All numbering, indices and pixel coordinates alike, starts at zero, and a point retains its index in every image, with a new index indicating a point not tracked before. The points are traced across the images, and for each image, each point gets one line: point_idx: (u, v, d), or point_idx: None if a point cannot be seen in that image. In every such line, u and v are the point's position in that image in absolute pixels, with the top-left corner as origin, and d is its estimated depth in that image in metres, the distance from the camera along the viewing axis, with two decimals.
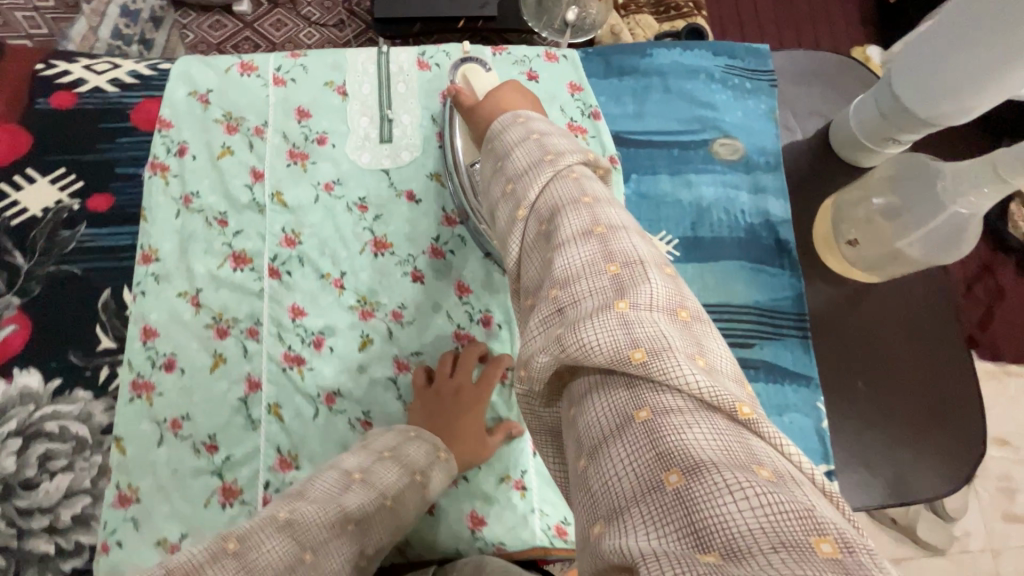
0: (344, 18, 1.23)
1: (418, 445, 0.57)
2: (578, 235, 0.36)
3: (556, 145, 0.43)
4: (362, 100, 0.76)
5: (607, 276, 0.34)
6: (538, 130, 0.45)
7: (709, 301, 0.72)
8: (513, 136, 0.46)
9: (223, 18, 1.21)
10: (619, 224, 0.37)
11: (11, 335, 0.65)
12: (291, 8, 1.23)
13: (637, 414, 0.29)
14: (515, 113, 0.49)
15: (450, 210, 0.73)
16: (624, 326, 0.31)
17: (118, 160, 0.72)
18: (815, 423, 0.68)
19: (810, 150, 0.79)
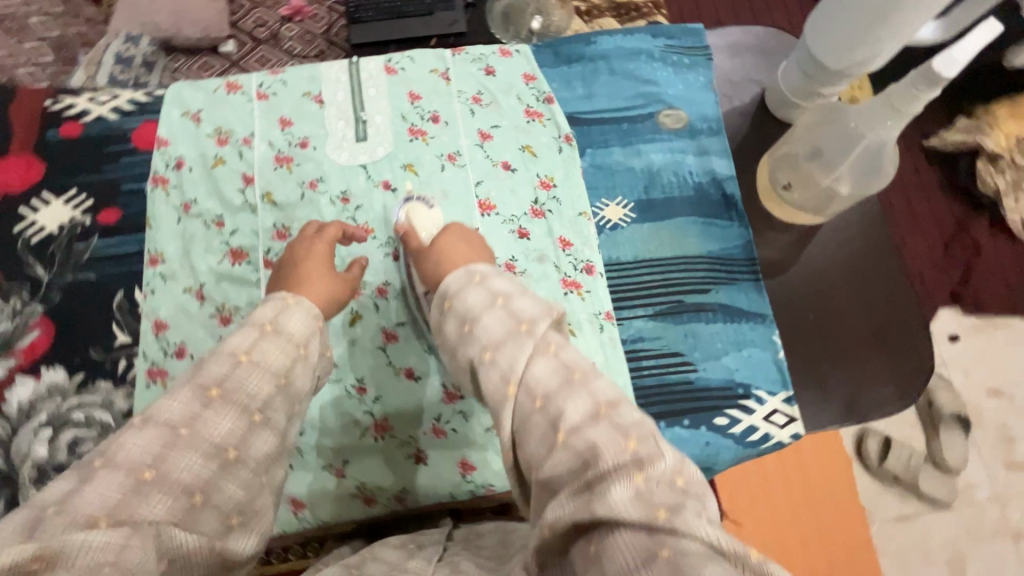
0: (325, 48, 1.28)
1: (265, 304, 0.52)
2: (587, 421, 0.40)
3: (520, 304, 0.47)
4: (337, 106, 0.84)
5: (626, 451, 0.38)
6: (501, 291, 0.48)
7: (665, 255, 0.78)
8: (477, 298, 0.48)
9: (210, 58, 1.26)
10: (617, 399, 0.42)
11: (36, 339, 0.72)
12: (275, 44, 1.28)
13: (657, 515, 0.34)
14: (469, 269, 0.51)
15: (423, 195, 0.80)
16: (639, 480, 0.36)
17: (122, 177, 0.80)
18: (772, 355, 0.74)
19: (748, 114, 0.87)
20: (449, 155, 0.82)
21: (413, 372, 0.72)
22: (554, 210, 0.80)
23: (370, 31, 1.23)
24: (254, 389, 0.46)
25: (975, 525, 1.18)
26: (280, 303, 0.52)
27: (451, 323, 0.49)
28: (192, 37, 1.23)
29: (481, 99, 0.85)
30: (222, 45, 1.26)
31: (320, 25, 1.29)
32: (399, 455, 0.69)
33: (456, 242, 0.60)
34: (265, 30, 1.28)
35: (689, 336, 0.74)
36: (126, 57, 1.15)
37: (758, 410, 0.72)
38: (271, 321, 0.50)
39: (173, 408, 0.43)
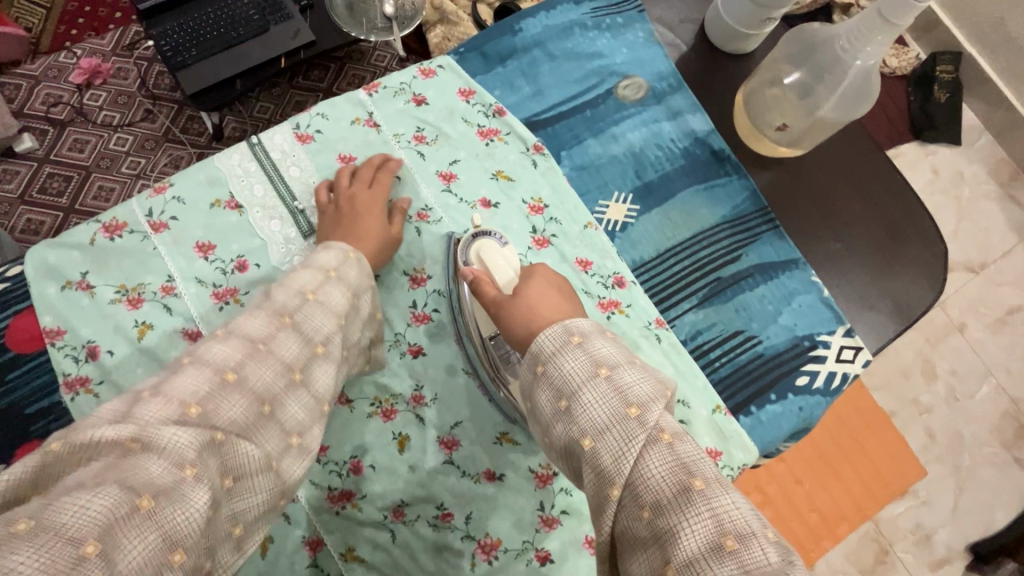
0: (150, 107, 1.11)
1: (307, 272, 0.52)
2: (651, 455, 0.36)
3: (608, 354, 0.40)
4: (260, 204, 0.67)
5: (693, 489, 0.34)
6: (605, 359, 0.40)
7: (684, 236, 0.73)
8: (577, 367, 0.40)
9: (10, 165, 1.05)
10: (677, 428, 0.38)
11: None
12: (84, 120, 1.09)
13: (725, 543, 0.32)
14: (565, 325, 0.42)
15: (414, 270, 0.68)
16: (713, 516, 0.33)
17: (24, 398, 0.60)
18: (818, 296, 0.73)
19: (698, 56, 0.81)
20: (419, 212, 0.69)
21: (494, 471, 0.63)
22: (558, 233, 0.71)
23: (202, 74, 1.00)
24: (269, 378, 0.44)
25: (929, 331, 1.24)
26: (321, 274, 0.52)
27: (544, 396, 0.40)
28: None
29: (425, 137, 0.72)
30: (18, 143, 1.05)
31: (132, 83, 1.12)
32: (521, 566, 0.61)
33: (549, 291, 0.50)
34: (65, 108, 1.09)
35: (741, 309, 0.71)
36: None
37: (829, 355, 0.71)
38: (314, 290, 0.51)
39: (189, 382, 0.40)
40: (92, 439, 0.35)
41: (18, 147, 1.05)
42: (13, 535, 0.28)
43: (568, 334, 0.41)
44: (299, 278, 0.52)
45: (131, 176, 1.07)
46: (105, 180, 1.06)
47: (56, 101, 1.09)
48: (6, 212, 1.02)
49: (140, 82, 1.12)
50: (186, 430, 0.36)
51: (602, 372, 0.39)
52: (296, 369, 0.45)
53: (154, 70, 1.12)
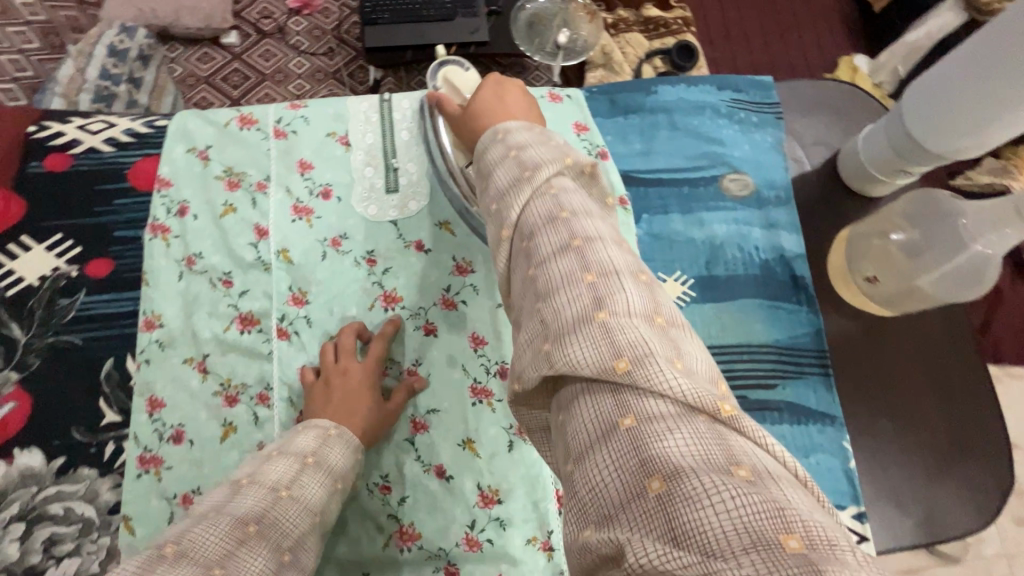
0: (333, 46, 1.36)
1: (307, 434, 0.57)
2: (558, 254, 0.35)
3: (537, 160, 0.41)
4: (366, 151, 0.74)
5: (584, 285, 0.33)
6: (516, 145, 0.42)
7: (727, 341, 0.70)
8: (493, 157, 0.43)
9: (210, 49, 1.33)
10: (596, 236, 0.36)
11: (10, 413, 0.62)
12: (280, 38, 1.35)
13: (621, 422, 0.29)
14: (494, 128, 0.45)
15: (461, 259, 0.71)
16: (613, 390, 0.30)
17: (115, 222, 0.70)
18: (841, 464, 0.67)
19: (820, 182, 0.78)
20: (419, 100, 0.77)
21: (444, 470, 0.64)
22: None
23: (385, 33, 1.23)
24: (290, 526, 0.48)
25: None
26: (322, 435, 0.57)
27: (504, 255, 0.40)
28: (192, 27, 1.28)
29: None
30: (225, 36, 1.33)
31: (330, 22, 1.37)
32: (427, 569, 0.61)
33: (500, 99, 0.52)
34: (271, 23, 1.35)
35: None
36: (119, 49, 1.15)
37: None
38: (314, 453, 0.55)
39: None
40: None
41: (223, 38, 1.33)
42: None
43: (507, 149, 0.43)
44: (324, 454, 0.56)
45: (291, 92, 1.32)
46: (271, 91, 1.33)
47: (268, 16, 1.36)
48: (190, 84, 1.31)
49: (336, 25, 1.37)
50: None
51: (551, 190, 0.39)
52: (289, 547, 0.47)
53: (349, 18, 1.37)
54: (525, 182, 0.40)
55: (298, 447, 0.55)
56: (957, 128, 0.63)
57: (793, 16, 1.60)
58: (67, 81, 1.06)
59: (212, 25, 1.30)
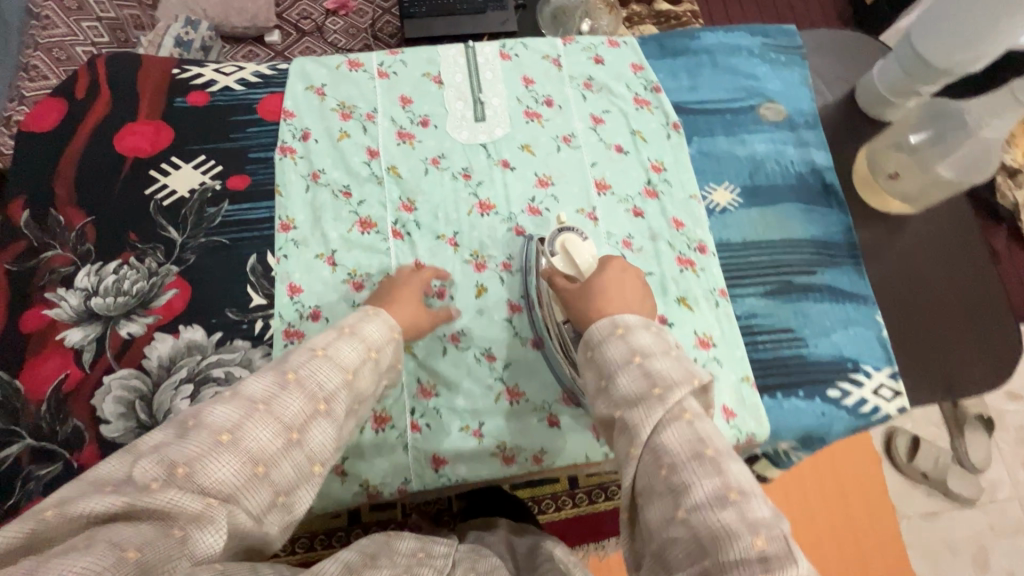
0: (368, 43, 1.51)
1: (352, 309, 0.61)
2: (714, 505, 0.43)
3: (664, 375, 0.49)
4: (456, 87, 0.87)
5: (753, 548, 0.41)
6: (640, 349, 0.51)
7: (772, 238, 0.82)
8: (615, 353, 0.51)
9: (254, 47, 1.48)
10: (749, 490, 0.44)
11: (174, 297, 0.74)
12: (318, 36, 1.51)
13: None
14: (614, 319, 0.54)
15: (542, 174, 0.84)
16: None
17: (250, 146, 0.82)
18: (876, 334, 0.78)
19: (841, 110, 0.92)
20: (565, 137, 0.86)
21: (540, 342, 0.75)
22: (666, 192, 0.84)
23: (422, 25, 1.40)
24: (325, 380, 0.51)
25: None
26: (362, 312, 0.60)
27: (592, 378, 0.53)
28: (239, 26, 1.43)
29: (592, 85, 0.89)
30: (267, 36, 1.48)
31: (364, 21, 1.53)
32: (533, 419, 0.71)
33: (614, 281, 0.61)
34: (310, 23, 1.51)
35: (799, 314, 0.79)
36: (184, 40, 1.32)
37: (867, 384, 0.76)
38: (350, 324, 0.57)
39: (220, 412, 0.46)
40: (80, 510, 0.41)
41: (267, 37, 1.48)
42: (123, 564, 0.39)
43: (631, 351, 0.51)
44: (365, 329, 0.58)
45: None
46: None
47: (306, 16, 1.52)
48: None
49: (370, 24, 1.53)
50: (225, 460, 0.44)
51: (685, 417, 0.47)
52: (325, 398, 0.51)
53: (382, 17, 1.53)
54: (659, 401, 0.48)
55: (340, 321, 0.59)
56: (957, 47, 0.77)
57: (791, 7, 1.77)
58: None
59: (257, 23, 1.44)
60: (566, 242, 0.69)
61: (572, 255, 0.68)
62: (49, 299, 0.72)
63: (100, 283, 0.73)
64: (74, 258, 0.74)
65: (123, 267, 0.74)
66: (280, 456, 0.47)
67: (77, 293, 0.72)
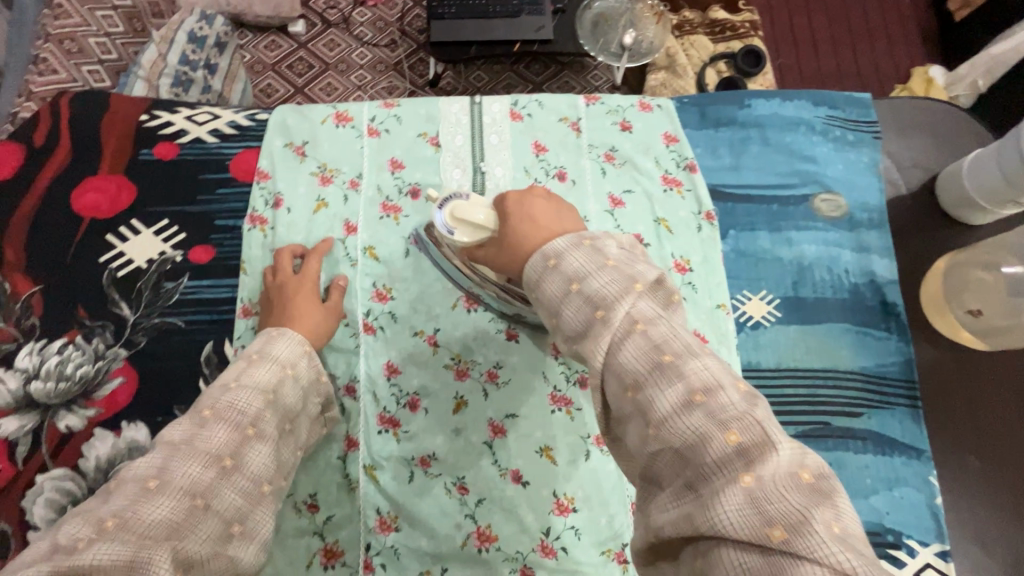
0: (396, 38, 1.40)
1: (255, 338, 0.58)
2: (679, 412, 0.33)
3: (606, 294, 0.38)
4: (454, 152, 0.75)
5: (727, 446, 0.31)
6: (576, 274, 0.40)
7: (811, 365, 0.69)
8: (554, 290, 0.40)
9: (277, 37, 1.38)
10: (715, 383, 0.34)
11: (119, 387, 0.66)
12: (345, 28, 1.39)
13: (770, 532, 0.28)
14: (544, 251, 0.43)
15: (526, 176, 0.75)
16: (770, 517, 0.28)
17: (217, 211, 0.73)
18: (926, 499, 0.65)
19: (916, 206, 0.76)
20: None
21: (521, 476, 0.65)
22: (688, 299, 0.71)
23: (450, 27, 1.24)
24: (244, 405, 0.51)
25: None
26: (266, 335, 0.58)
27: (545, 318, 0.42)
28: (262, 15, 1.32)
29: (614, 158, 0.76)
30: (292, 26, 1.37)
31: (394, 14, 1.41)
32: (503, 571, 0.62)
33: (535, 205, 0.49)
34: (337, 14, 1.39)
35: (834, 466, 0.66)
36: (199, 36, 1.17)
37: (909, 564, 0.63)
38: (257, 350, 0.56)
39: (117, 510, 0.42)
40: None
41: (291, 27, 1.36)
42: None
43: (565, 281, 0.40)
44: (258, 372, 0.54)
45: (354, 83, 1.36)
46: (335, 80, 1.36)
47: (333, 6, 1.40)
48: (259, 71, 1.35)
49: (399, 17, 1.41)
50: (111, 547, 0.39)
51: (638, 328, 0.36)
52: (229, 453, 0.48)
53: (412, 11, 1.41)
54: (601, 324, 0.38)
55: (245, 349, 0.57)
56: None
57: (867, 18, 1.53)
58: (148, 65, 1.08)
59: (281, 13, 1.33)
60: (457, 211, 0.54)
61: (469, 220, 0.53)
62: None
63: (42, 365, 0.66)
64: (17, 334, 0.67)
65: (67, 347, 0.67)
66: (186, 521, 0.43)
67: (16, 375, 0.66)
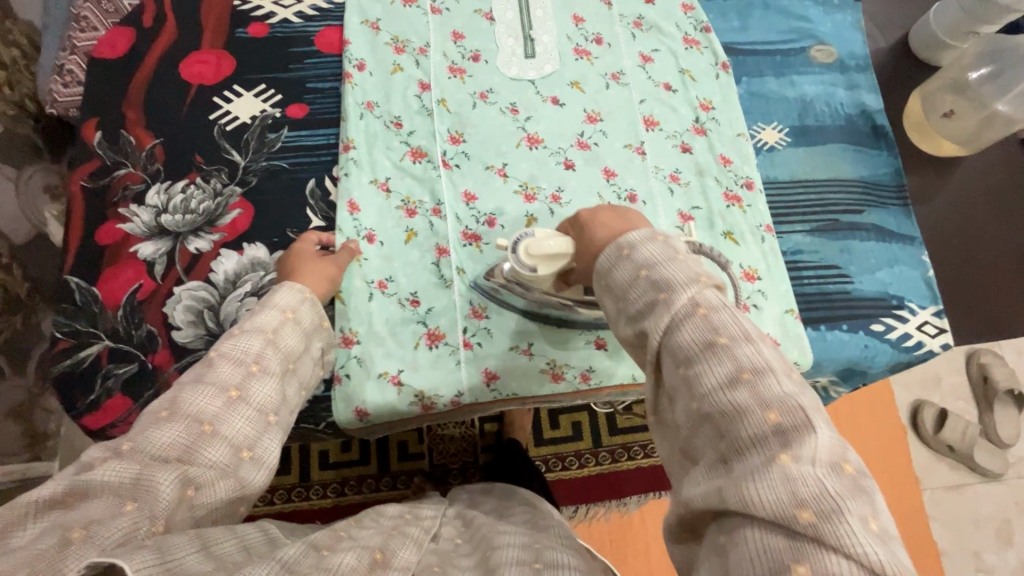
0: None
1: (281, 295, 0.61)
2: (725, 387, 0.38)
3: (672, 280, 0.43)
4: (507, 24, 0.88)
5: (766, 424, 0.35)
6: (646, 262, 0.45)
7: (819, 177, 0.83)
8: (623, 275, 0.46)
9: None
10: (764, 367, 0.38)
11: (238, 217, 0.77)
12: None
13: (797, 567, 0.31)
14: (617, 243, 0.48)
15: (475, 50, 0.87)
16: (789, 483, 0.33)
17: (308, 76, 0.84)
18: (922, 274, 0.79)
19: (894, 56, 0.91)
20: (613, 74, 0.87)
21: None
22: (714, 130, 0.84)
23: None
24: (245, 347, 0.53)
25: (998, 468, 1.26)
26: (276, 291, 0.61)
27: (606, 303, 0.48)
28: None
29: (642, 24, 0.89)
30: None
31: None
32: (581, 343, 0.73)
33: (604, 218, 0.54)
34: None
35: (845, 251, 0.79)
36: None
37: (912, 320, 0.76)
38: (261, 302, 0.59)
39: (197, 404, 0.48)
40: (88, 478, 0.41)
41: None
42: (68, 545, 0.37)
43: (637, 268, 0.45)
44: (258, 319, 0.57)
45: None
46: None
47: None
48: None
49: None
50: (169, 430, 0.45)
51: (700, 312, 0.41)
52: (235, 386, 0.50)
53: None
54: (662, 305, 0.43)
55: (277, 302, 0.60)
56: None
57: None
58: None
59: None
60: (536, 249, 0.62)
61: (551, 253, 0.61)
62: (122, 214, 0.76)
63: (169, 202, 0.77)
64: (145, 177, 0.78)
65: (190, 187, 0.78)
66: (225, 413, 0.48)
67: (148, 210, 0.76)
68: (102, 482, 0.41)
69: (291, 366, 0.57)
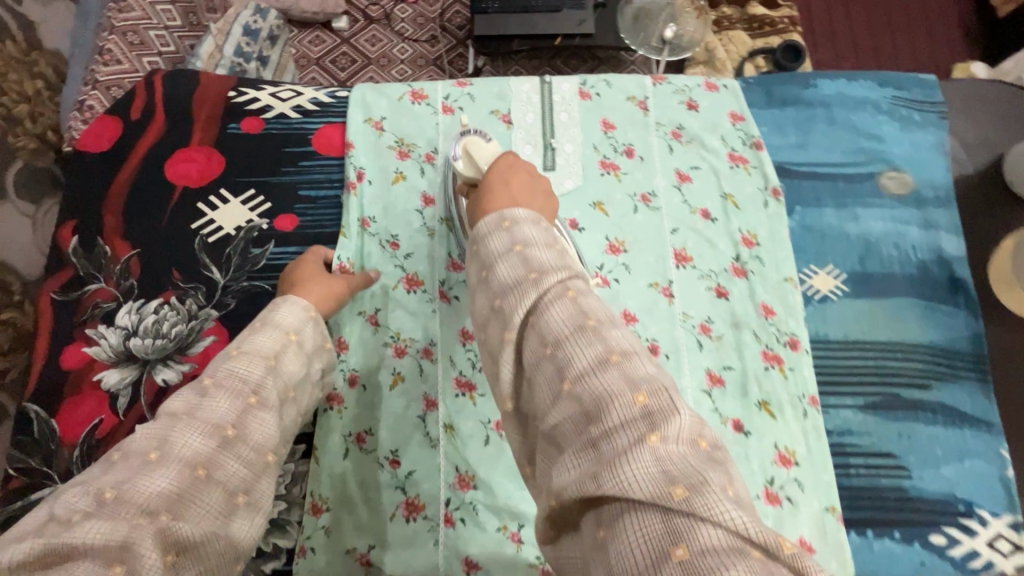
0: (436, 33, 1.42)
1: (287, 309, 0.57)
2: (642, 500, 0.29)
3: (543, 261, 0.38)
4: (526, 128, 0.78)
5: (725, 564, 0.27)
6: (522, 237, 0.40)
7: (880, 338, 0.70)
8: (495, 245, 0.40)
9: (322, 33, 1.41)
10: (632, 349, 0.35)
11: (211, 345, 0.69)
12: (387, 24, 1.43)
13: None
14: (501, 212, 0.42)
15: None
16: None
17: (302, 182, 0.77)
18: (997, 471, 0.65)
19: (984, 185, 0.77)
20: (644, 195, 0.75)
21: None
22: (757, 272, 0.72)
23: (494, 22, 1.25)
24: (245, 373, 0.50)
25: None
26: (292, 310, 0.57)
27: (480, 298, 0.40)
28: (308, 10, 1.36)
29: (681, 135, 0.78)
30: (336, 21, 1.41)
31: (434, 10, 1.44)
32: None
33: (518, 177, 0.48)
34: (378, 9, 1.43)
35: (903, 436, 0.66)
36: (253, 30, 1.10)
37: (981, 533, 0.63)
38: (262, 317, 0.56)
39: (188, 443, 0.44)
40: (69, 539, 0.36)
41: (335, 23, 1.40)
42: None
43: (511, 241, 0.40)
44: (259, 341, 0.53)
45: (395, 77, 1.39)
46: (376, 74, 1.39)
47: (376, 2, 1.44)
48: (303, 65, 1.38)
49: (439, 14, 1.44)
50: (160, 474, 0.42)
51: (568, 294, 0.37)
52: (233, 423, 0.47)
53: (452, 7, 1.44)
54: (529, 283, 0.37)
55: (280, 320, 0.56)
56: None
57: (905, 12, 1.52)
58: (205, 57, 1.03)
59: (326, 9, 1.37)
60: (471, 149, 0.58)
61: (476, 159, 0.57)
62: (89, 335, 0.70)
63: (140, 323, 0.70)
64: (117, 294, 0.71)
65: (163, 307, 0.71)
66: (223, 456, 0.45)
67: (116, 332, 0.70)
68: (85, 545, 0.36)
69: (290, 393, 0.53)
